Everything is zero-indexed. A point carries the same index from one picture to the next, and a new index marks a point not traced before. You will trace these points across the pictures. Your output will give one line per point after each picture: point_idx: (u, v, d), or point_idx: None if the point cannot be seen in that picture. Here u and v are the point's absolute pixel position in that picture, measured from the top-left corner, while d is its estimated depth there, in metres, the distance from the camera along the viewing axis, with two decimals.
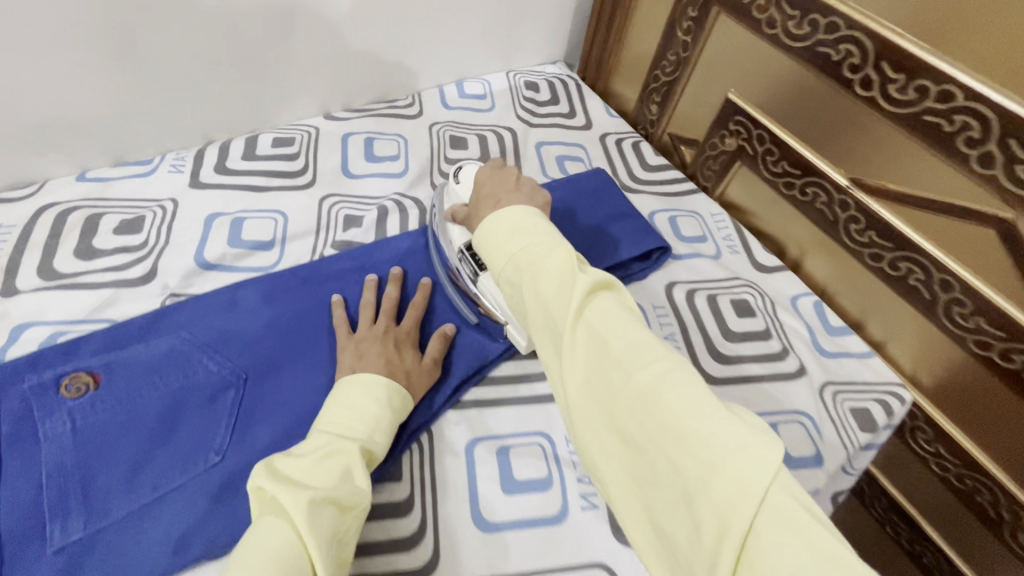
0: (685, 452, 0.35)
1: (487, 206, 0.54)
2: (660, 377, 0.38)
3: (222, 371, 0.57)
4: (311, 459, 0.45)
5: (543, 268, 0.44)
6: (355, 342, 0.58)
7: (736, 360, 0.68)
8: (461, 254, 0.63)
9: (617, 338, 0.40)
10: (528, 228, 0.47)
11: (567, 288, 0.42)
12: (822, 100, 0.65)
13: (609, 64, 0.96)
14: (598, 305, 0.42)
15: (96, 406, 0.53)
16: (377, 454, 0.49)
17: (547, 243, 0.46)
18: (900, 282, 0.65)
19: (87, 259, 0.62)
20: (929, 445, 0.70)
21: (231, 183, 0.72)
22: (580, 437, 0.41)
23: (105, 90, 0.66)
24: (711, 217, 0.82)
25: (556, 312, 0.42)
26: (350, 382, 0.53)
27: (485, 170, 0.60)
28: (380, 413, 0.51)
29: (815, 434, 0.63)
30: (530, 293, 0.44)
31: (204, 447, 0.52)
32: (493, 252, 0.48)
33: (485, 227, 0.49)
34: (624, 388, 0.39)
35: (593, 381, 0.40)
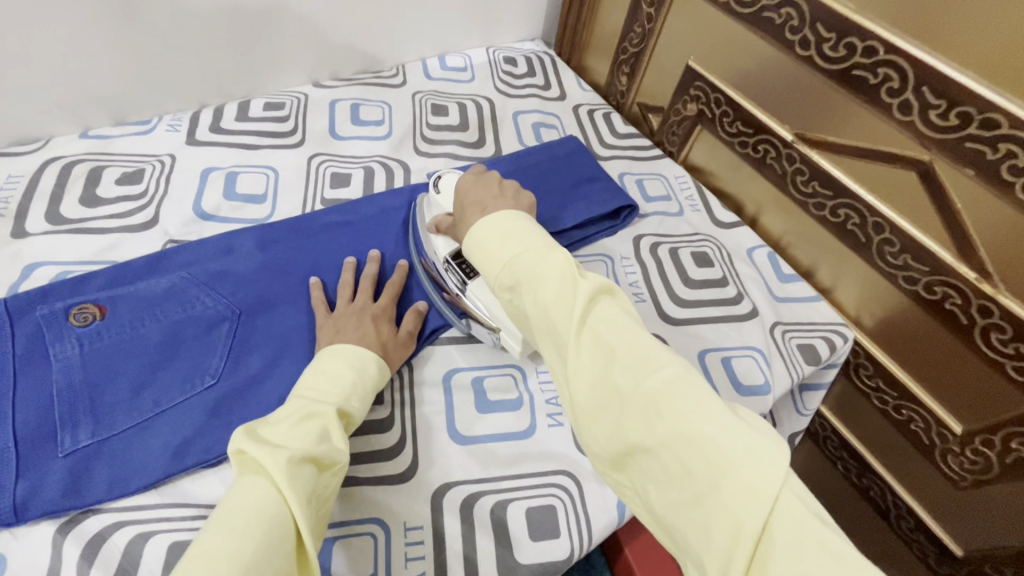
0: (694, 455, 0.39)
1: (474, 212, 0.58)
2: (666, 385, 0.42)
3: (219, 307, 0.61)
4: (290, 423, 0.46)
5: (541, 279, 0.48)
6: (333, 319, 0.60)
7: (696, 303, 0.74)
8: (447, 263, 0.64)
9: (624, 348, 0.45)
10: (525, 240, 0.52)
11: (571, 303, 0.47)
12: (784, 90, 0.71)
13: (582, 40, 1.02)
14: (601, 316, 0.46)
15: (103, 333, 0.57)
16: (354, 414, 0.52)
17: (542, 252, 0.51)
18: (838, 227, 0.72)
19: (91, 206, 0.67)
20: (870, 380, 0.77)
21: (225, 142, 0.77)
22: (592, 441, 0.45)
23: (107, 53, 0.70)
24: (676, 179, 0.88)
25: (562, 326, 0.46)
26: (329, 353, 0.55)
27: (465, 178, 0.64)
28: (357, 377, 0.54)
29: (765, 366, 0.68)
30: (534, 305, 0.49)
31: (201, 370, 0.57)
32: (490, 258, 0.53)
33: (477, 236, 0.54)
34: (634, 392, 0.43)
35: (603, 391, 0.44)
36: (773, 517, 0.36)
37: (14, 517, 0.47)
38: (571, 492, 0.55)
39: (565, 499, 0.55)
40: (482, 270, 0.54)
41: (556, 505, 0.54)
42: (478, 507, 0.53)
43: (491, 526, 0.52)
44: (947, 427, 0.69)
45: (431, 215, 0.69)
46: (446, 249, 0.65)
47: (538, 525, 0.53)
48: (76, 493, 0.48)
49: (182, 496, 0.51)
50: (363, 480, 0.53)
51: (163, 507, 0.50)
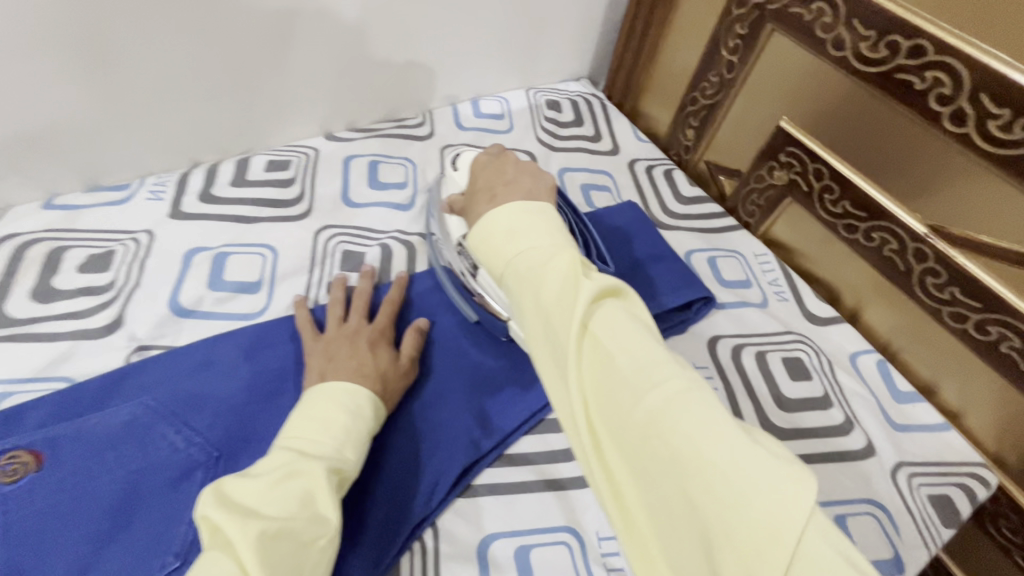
0: (702, 487, 0.28)
1: (481, 199, 0.45)
2: (681, 400, 0.30)
3: (190, 448, 0.47)
4: (268, 480, 0.37)
5: (540, 268, 0.36)
6: (323, 344, 0.52)
7: (795, 434, 0.58)
8: (461, 246, 0.54)
9: (627, 349, 0.32)
10: (529, 227, 0.39)
11: (570, 294, 0.34)
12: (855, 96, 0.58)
13: (638, 84, 0.87)
14: (603, 310, 0.34)
15: (35, 494, 0.43)
16: (348, 469, 0.42)
17: (544, 241, 0.38)
18: (988, 349, 0.56)
19: (44, 303, 0.54)
20: (1015, 535, 0.60)
21: (216, 214, 0.64)
22: (580, 461, 0.33)
23: (78, 107, 0.58)
24: (755, 257, 0.73)
25: (557, 322, 0.34)
26: (318, 387, 0.46)
27: (480, 158, 0.51)
28: (353, 422, 0.44)
29: (892, 533, 0.52)
30: (527, 300, 0.36)
31: (161, 546, 0.42)
32: (485, 252, 0.40)
33: (482, 236, 0.40)
34: (633, 411, 0.31)
35: (600, 401, 0.32)
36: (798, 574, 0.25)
37: None
38: None
39: None
40: (483, 265, 0.41)
41: None
42: None
43: None
44: None
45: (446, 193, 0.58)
46: (459, 230, 0.55)
47: None
48: None
49: None
50: None
51: None
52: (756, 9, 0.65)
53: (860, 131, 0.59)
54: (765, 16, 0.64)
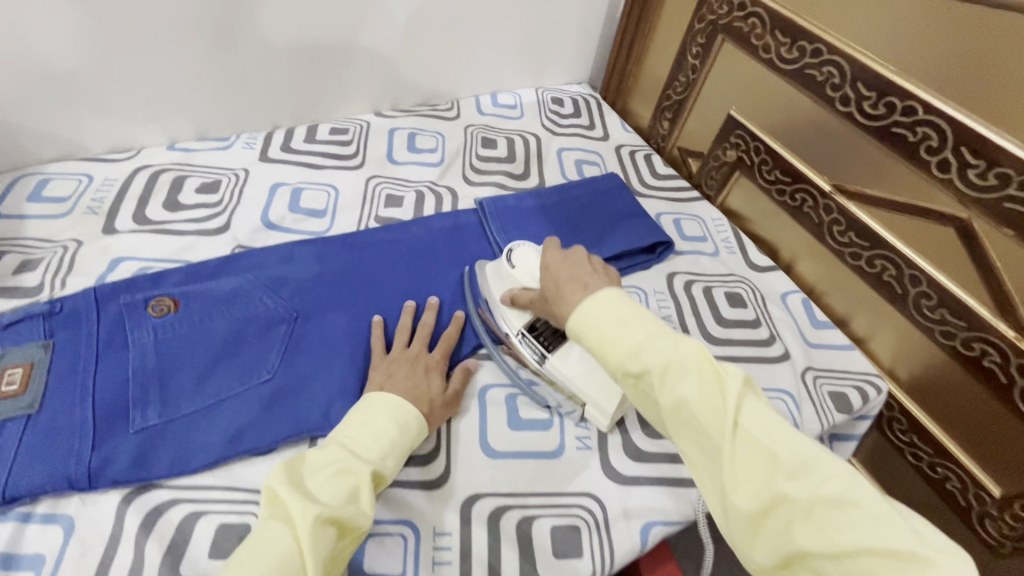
0: (882, 565, 0.36)
1: (575, 289, 0.54)
2: (845, 493, 0.38)
3: (278, 308, 0.65)
4: (325, 475, 0.48)
5: (683, 374, 0.45)
6: (387, 362, 0.61)
7: (727, 342, 0.75)
8: (523, 335, 0.63)
9: (781, 447, 0.41)
10: (650, 328, 0.48)
11: (719, 402, 0.43)
12: (900, 181, 0.66)
13: (627, 85, 1.07)
14: (752, 413, 0.43)
15: (175, 324, 0.61)
16: (386, 474, 0.52)
17: (673, 343, 0.47)
18: (875, 278, 0.73)
19: (172, 210, 0.74)
20: (904, 435, 0.76)
21: (293, 161, 0.84)
22: (748, 542, 0.41)
23: (202, 75, 0.80)
24: (713, 222, 0.90)
25: (710, 425, 0.43)
26: (377, 399, 0.55)
27: (552, 254, 0.59)
28: (399, 435, 0.53)
29: (794, 410, 0.69)
30: (672, 400, 0.45)
31: (259, 366, 0.60)
32: (608, 347, 0.48)
33: (591, 320, 0.50)
34: (796, 496, 0.39)
35: (767, 498, 0.40)
36: None
37: (87, 483, 0.50)
38: (594, 514, 0.57)
39: (589, 521, 0.56)
40: (601, 359, 0.49)
41: (580, 526, 0.56)
42: (505, 520, 0.55)
43: (516, 538, 0.54)
44: (985, 487, 0.68)
45: (503, 288, 0.67)
46: (521, 320, 0.64)
47: (562, 543, 0.55)
48: (143, 467, 0.52)
49: (234, 480, 0.54)
50: (397, 483, 0.56)
51: (214, 489, 0.53)
52: (710, 25, 0.86)
53: (801, 135, 0.76)
54: (718, 30, 0.84)
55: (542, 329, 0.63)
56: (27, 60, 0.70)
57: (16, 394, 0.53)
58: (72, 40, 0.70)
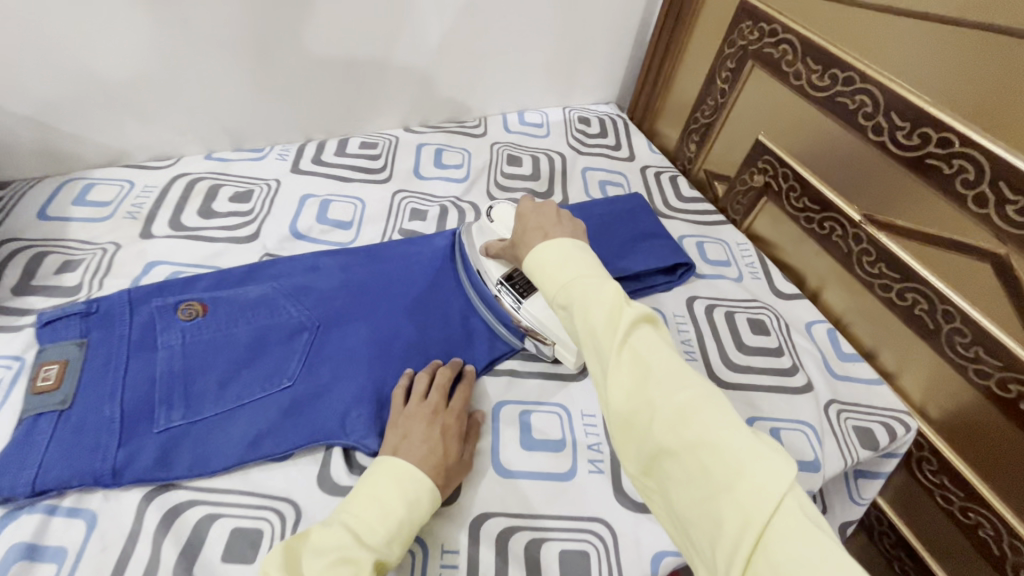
0: (716, 460, 0.37)
1: (534, 237, 0.55)
2: (698, 402, 0.40)
3: (301, 316, 0.67)
4: (325, 562, 0.45)
5: (590, 297, 0.46)
6: (404, 418, 0.58)
7: (748, 370, 0.73)
8: (501, 284, 0.70)
9: (661, 361, 0.43)
10: (576, 259, 0.50)
11: (616, 321, 0.45)
12: (929, 210, 0.64)
13: (655, 107, 1.08)
14: (644, 336, 0.44)
15: (203, 329, 0.63)
16: (391, 562, 0.48)
17: (593, 274, 0.48)
18: (905, 311, 0.70)
19: (206, 218, 0.77)
20: (934, 476, 0.72)
21: (323, 173, 0.86)
22: (622, 443, 0.43)
23: (243, 89, 0.83)
24: (737, 246, 0.89)
25: (602, 339, 0.44)
26: (388, 466, 0.52)
27: (523, 205, 0.61)
28: (407, 514, 0.49)
29: (816, 444, 0.66)
30: (579, 320, 0.46)
31: (280, 372, 0.61)
32: (545, 277, 0.50)
33: (535, 259, 0.52)
34: (663, 404, 0.41)
35: (636, 402, 0.42)
36: (776, 525, 0.34)
37: (112, 480, 0.51)
38: (604, 540, 0.56)
39: (598, 547, 0.55)
40: (539, 287, 0.51)
41: (589, 552, 0.55)
42: (513, 542, 0.55)
43: (524, 559, 0.54)
44: (1020, 538, 0.64)
45: (483, 241, 0.75)
46: (499, 271, 0.71)
47: (571, 569, 0.54)
48: (164, 467, 0.53)
49: (251, 485, 0.55)
50: None
51: (231, 493, 0.54)
52: (740, 50, 0.86)
53: (830, 161, 0.75)
54: (748, 55, 0.85)
55: (518, 278, 0.70)
56: (83, 72, 0.74)
57: (51, 390, 0.56)
58: (124, 54, 0.74)
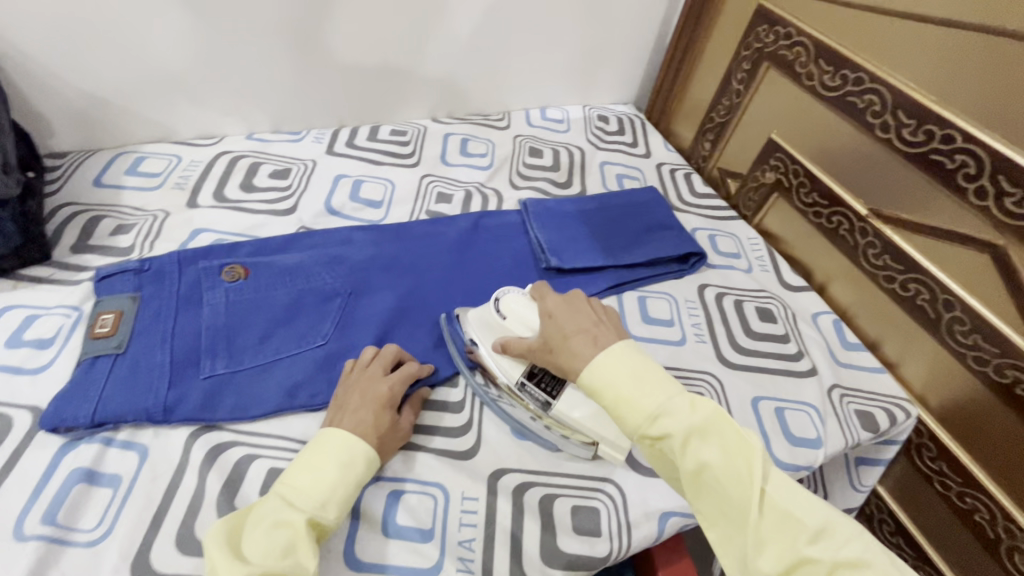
0: None
1: (583, 341, 0.53)
2: (859, 555, 0.41)
3: (335, 283, 0.71)
4: (260, 530, 0.46)
5: (703, 440, 0.46)
6: (344, 390, 0.58)
7: (755, 353, 0.76)
8: (524, 387, 0.61)
9: (803, 512, 0.43)
10: (670, 391, 0.48)
11: (746, 472, 0.45)
12: (932, 204, 0.68)
13: (672, 107, 1.12)
14: (775, 483, 0.45)
15: (246, 288, 0.68)
16: (329, 523, 0.49)
17: (692, 408, 0.47)
18: (908, 302, 0.74)
19: (247, 191, 0.82)
20: (933, 463, 0.75)
21: (355, 156, 0.91)
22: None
23: (285, 74, 0.89)
24: (748, 240, 0.93)
25: (734, 491, 0.44)
26: (321, 439, 0.52)
27: (552, 301, 0.59)
28: (341, 475, 0.50)
29: (818, 423, 0.70)
30: (699, 472, 0.46)
31: (314, 331, 0.66)
32: (629, 407, 0.48)
33: (611, 384, 0.49)
34: (818, 559, 0.42)
35: (791, 563, 0.42)
36: None
37: (162, 417, 0.56)
38: (613, 498, 0.59)
39: (607, 504, 0.59)
40: (620, 419, 0.49)
41: (599, 508, 0.58)
42: (528, 495, 0.58)
43: (538, 511, 0.57)
44: (1013, 520, 0.66)
45: (489, 335, 0.64)
46: (518, 370, 0.62)
47: (581, 521, 0.57)
48: (209, 409, 0.58)
49: (287, 430, 0.59)
50: (431, 450, 0.60)
51: (268, 436, 0.58)
52: (756, 52, 0.90)
53: (840, 158, 0.78)
54: (763, 58, 0.89)
55: (540, 375, 0.61)
56: (144, 52, 0.80)
57: (108, 335, 0.61)
58: (182, 36, 0.80)
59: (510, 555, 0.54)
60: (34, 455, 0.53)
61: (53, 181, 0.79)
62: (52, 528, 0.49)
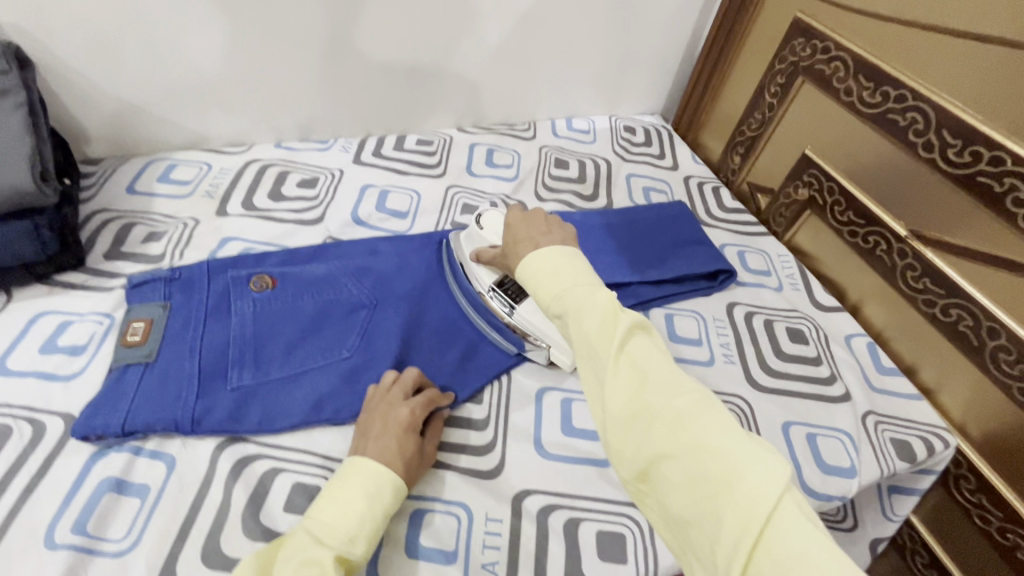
0: (716, 460, 0.38)
1: (527, 246, 0.57)
2: (696, 404, 0.41)
3: (361, 295, 0.71)
4: (289, 570, 0.45)
5: (585, 306, 0.47)
6: (366, 416, 0.58)
7: (786, 376, 0.74)
8: (493, 291, 0.71)
9: (658, 369, 0.44)
10: (573, 271, 0.51)
11: (614, 331, 0.45)
12: (980, 227, 0.65)
13: (700, 120, 1.11)
14: (639, 346, 0.45)
15: (274, 299, 0.68)
16: (357, 559, 0.48)
17: (587, 284, 0.49)
18: (950, 328, 0.71)
19: (276, 200, 0.82)
20: (972, 495, 0.72)
21: (381, 166, 0.91)
22: (617, 446, 0.43)
23: (314, 83, 0.89)
24: (778, 257, 0.90)
25: (600, 347, 0.45)
26: (347, 471, 0.52)
27: (513, 216, 0.63)
28: (368, 507, 0.50)
29: (852, 451, 0.67)
30: (576, 331, 0.47)
31: (340, 344, 0.66)
32: (539, 287, 0.52)
33: (531, 268, 0.53)
34: (660, 409, 0.41)
35: (635, 407, 0.42)
36: (775, 520, 0.35)
37: (190, 427, 0.56)
38: (639, 524, 0.58)
39: (634, 530, 0.57)
40: (534, 296, 0.52)
41: (625, 534, 0.57)
42: (553, 519, 0.57)
43: (563, 536, 0.56)
44: None
45: (471, 247, 0.75)
46: (490, 278, 0.72)
47: (608, 548, 0.56)
48: (236, 420, 0.58)
49: (311, 445, 0.59)
50: (454, 469, 0.60)
51: (294, 450, 0.58)
52: (791, 66, 0.88)
53: (879, 177, 0.76)
54: (799, 71, 0.87)
55: (509, 285, 0.71)
56: (179, 61, 0.81)
57: (138, 344, 0.61)
58: (215, 45, 0.81)
59: None
60: (66, 462, 0.54)
61: (88, 187, 0.80)
62: (82, 538, 0.49)
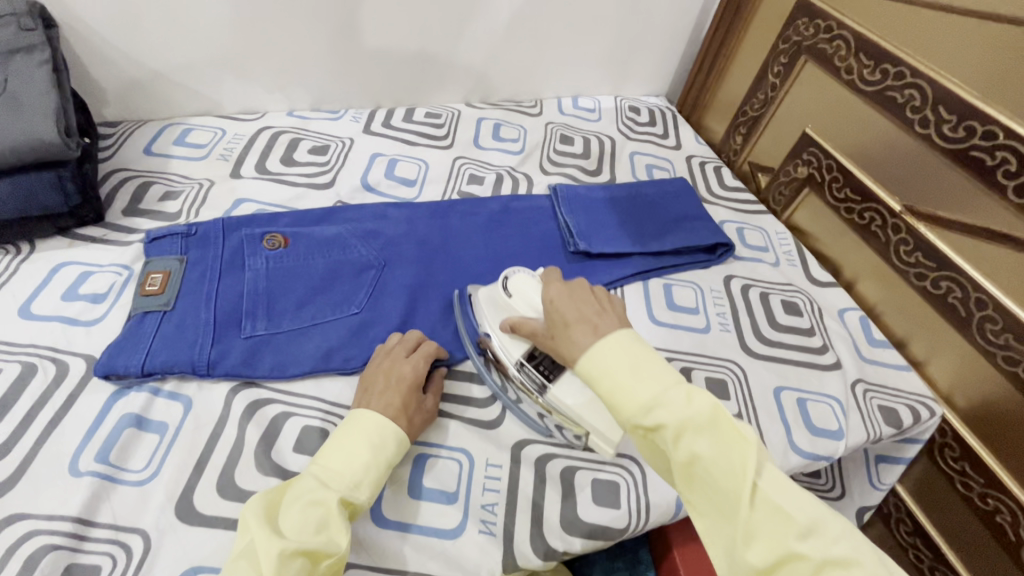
0: None
1: (584, 331, 0.52)
2: (850, 554, 0.39)
3: (370, 256, 0.73)
4: (297, 510, 0.48)
5: (698, 434, 0.44)
6: (369, 372, 0.61)
7: (779, 345, 0.77)
8: (522, 366, 0.60)
9: (795, 507, 0.41)
10: (661, 377, 0.47)
11: (738, 463, 0.43)
12: (972, 203, 0.67)
13: (704, 101, 1.12)
14: (767, 474, 0.43)
15: (286, 256, 0.70)
16: (361, 502, 0.50)
17: (684, 398, 0.45)
18: (940, 300, 0.73)
19: (287, 165, 0.85)
20: (956, 463, 0.74)
21: (391, 136, 0.94)
22: None
23: (327, 54, 0.91)
24: (776, 234, 0.93)
25: (729, 487, 0.42)
26: (354, 420, 0.54)
27: (554, 290, 0.58)
28: (373, 455, 0.52)
29: (840, 415, 0.70)
30: (686, 457, 0.44)
31: (349, 300, 0.68)
32: (621, 396, 0.47)
33: (604, 366, 0.49)
34: (808, 559, 0.40)
35: (779, 556, 0.40)
36: None
37: (206, 371, 0.59)
38: (631, 473, 0.60)
39: (627, 479, 0.60)
40: (612, 406, 0.48)
41: (618, 483, 0.60)
42: (550, 466, 0.60)
43: (559, 482, 0.59)
44: None
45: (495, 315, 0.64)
46: (519, 350, 0.61)
47: (601, 493, 0.59)
48: (250, 365, 0.60)
49: (321, 392, 0.61)
50: (456, 418, 0.62)
51: (304, 396, 0.61)
52: (795, 45, 0.90)
53: (876, 154, 0.78)
54: (801, 50, 0.89)
55: (540, 358, 0.61)
56: (196, 29, 0.83)
57: (156, 293, 0.64)
58: (231, 14, 0.83)
59: (530, 520, 0.56)
60: (89, 399, 0.57)
61: (107, 147, 0.83)
62: (104, 467, 0.52)
